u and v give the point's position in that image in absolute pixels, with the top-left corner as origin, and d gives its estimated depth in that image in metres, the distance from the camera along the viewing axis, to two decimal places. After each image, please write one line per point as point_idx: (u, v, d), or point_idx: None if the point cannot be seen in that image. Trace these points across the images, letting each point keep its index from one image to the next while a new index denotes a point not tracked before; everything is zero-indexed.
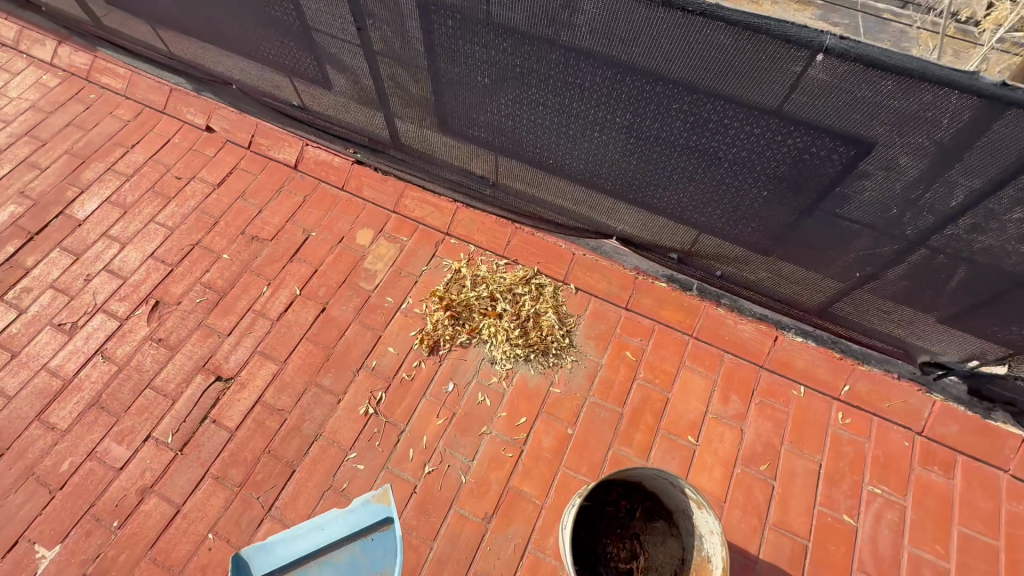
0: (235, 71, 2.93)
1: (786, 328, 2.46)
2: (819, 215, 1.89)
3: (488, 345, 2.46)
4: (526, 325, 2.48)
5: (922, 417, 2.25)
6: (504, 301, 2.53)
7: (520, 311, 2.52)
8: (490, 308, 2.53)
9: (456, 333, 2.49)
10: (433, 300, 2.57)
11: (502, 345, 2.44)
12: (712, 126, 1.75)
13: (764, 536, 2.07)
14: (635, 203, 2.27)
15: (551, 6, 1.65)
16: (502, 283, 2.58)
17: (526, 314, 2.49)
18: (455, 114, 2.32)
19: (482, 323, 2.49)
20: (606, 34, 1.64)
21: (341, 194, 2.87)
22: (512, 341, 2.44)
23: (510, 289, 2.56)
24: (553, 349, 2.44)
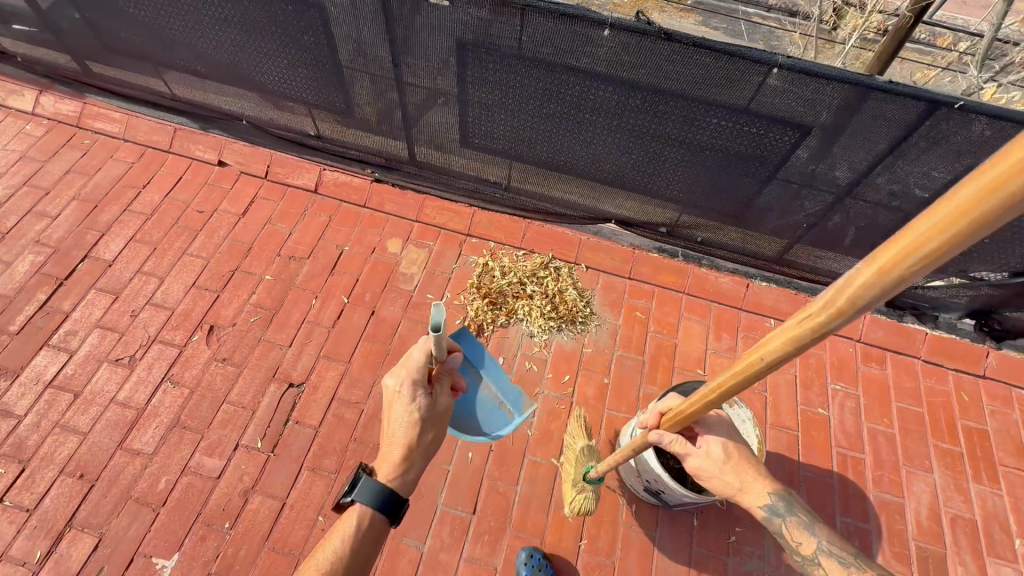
0: (249, 108, 3.16)
1: (753, 276, 3.10)
2: (775, 184, 2.50)
3: (526, 322, 2.90)
4: (555, 301, 2.94)
5: (859, 328, 2.98)
6: (531, 285, 2.98)
7: (546, 291, 2.98)
8: (521, 292, 2.97)
9: (496, 316, 2.89)
10: (470, 291, 2.96)
11: (538, 320, 2.89)
12: (698, 125, 2.32)
13: (767, 434, 2.68)
14: (633, 191, 2.80)
15: (575, 43, 2.13)
16: (526, 271, 3.03)
17: (552, 293, 2.96)
18: (478, 131, 2.73)
19: (517, 304, 2.93)
20: (617, 62, 2.14)
21: (364, 211, 3.18)
22: (545, 316, 2.89)
23: (534, 274, 3.02)
24: (579, 318, 2.92)
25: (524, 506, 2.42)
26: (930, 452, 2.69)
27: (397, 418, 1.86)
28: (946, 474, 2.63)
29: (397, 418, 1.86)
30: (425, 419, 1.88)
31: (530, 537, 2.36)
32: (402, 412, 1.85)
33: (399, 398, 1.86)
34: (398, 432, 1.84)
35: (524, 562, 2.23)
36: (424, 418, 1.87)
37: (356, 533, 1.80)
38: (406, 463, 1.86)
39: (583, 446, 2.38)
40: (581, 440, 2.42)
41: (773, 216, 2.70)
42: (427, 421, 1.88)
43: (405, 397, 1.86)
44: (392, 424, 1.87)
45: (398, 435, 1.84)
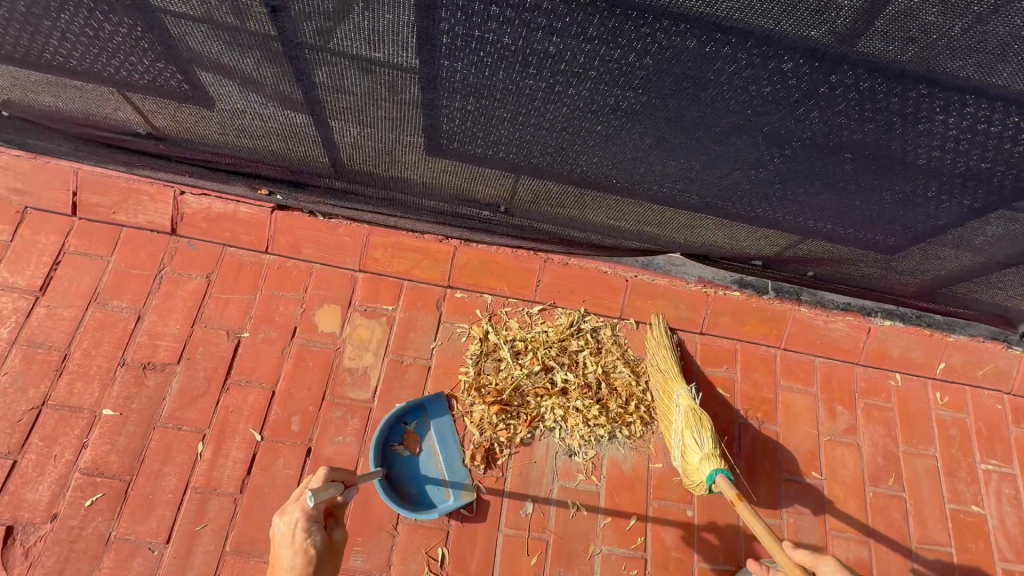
0: None
1: (872, 312, 2.12)
2: (999, 213, 1.42)
3: (558, 432, 1.83)
4: (601, 392, 1.87)
5: (1010, 376, 2.14)
6: (559, 368, 1.88)
7: (585, 374, 1.89)
8: (547, 382, 1.86)
9: (512, 431, 1.81)
10: (466, 391, 1.84)
11: (577, 428, 1.83)
12: (918, 127, 1.17)
13: (914, 558, 1.89)
14: (732, 220, 1.66)
15: None
16: (549, 344, 1.91)
17: (594, 377, 1.89)
18: (460, 133, 1.43)
19: (543, 407, 1.84)
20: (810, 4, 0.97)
21: (267, 261, 1.91)
22: (591, 420, 1.84)
23: (563, 349, 1.92)
24: (641, 416, 1.88)
25: None
26: None
27: (287, 559, 1.10)
28: None
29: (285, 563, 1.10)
30: (328, 554, 1.15)
31: None
32: (296, 549, 1.11)
33: (291, 530, 1.12)
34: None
35: None
36: (327, 551, 1.15)
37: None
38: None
39: (680, 399, 1.76)
40: (679, 391, 1.79)
41: (950, 253, 1.66)
42: (331, 556, 1.16)
43: (298, 530, 1.13)
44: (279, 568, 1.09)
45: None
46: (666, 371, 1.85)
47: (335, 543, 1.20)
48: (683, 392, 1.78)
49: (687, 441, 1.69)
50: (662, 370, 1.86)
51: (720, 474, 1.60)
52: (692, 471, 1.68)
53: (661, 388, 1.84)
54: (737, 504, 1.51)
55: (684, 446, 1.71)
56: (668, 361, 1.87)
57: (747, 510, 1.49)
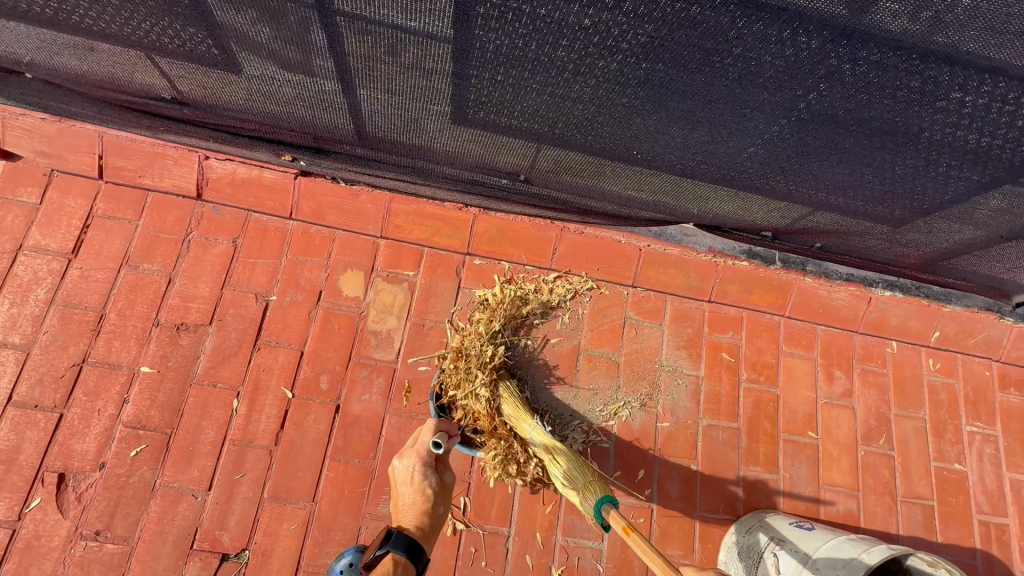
0: (10, 48, 1.57)
1: (873, 283, 2.21)
2: (1003, 188, 1.48)
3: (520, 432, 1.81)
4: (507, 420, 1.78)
5: (1001, 345, 2.25)
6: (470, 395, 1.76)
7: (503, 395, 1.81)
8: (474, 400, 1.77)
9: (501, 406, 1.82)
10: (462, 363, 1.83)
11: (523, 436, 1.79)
12: (935, 104, 1.21)
13: (899, 511, 2.03)
14: (745, 192, 1.71)
15: None
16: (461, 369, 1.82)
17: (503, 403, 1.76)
18: (488, 102, 1.46)
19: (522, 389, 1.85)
20: None
21: (290, 226, 1.96)
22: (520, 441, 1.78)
23: (469, 380, 1.78)
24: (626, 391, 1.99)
25: None
26: None
27: (410, 494, 1.47)
28: None
29: (408, 494, 1.48)
30: (441, 493, 1.49)
31: None
32: (416, 487, 1.46)
33: (411, 473, 1.48)
34: (413, 507, 1.45)
35: None
36: (441, 490, 1.49)
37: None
38: (428, 543, 1.41)
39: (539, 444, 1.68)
40: (531, 431, 1.70)
41: (953, 227, 1.74)
42: (444, 495, 1.49)
43: (416, 473, 1.48)
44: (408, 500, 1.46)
45: (412, 512, 1.44)
46: (512, 412, 1.74)
47: (447, 485, 1.53)
48: (535, 428, 1.70)
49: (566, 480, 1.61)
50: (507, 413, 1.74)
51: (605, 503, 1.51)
52: (584, 507, 1.59)
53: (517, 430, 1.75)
54: (627, 540, 1.32)
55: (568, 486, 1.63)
56: (513, 398, 1.76)
57: (638, 543, 1.30)
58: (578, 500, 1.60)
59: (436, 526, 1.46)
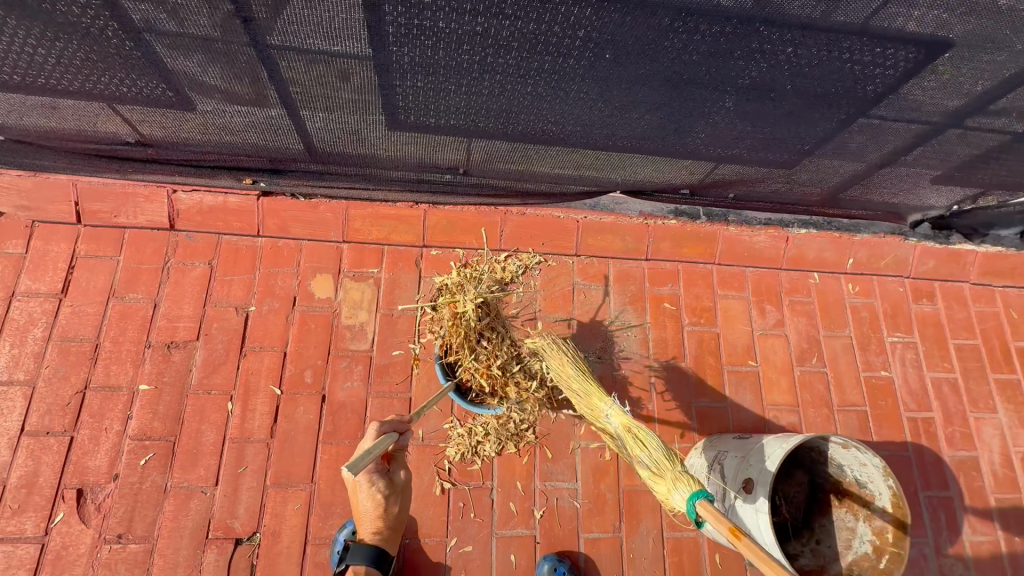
0: None
1: (789, 224, 2.47)
2: (860, 122, 1.74)
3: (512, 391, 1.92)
4: (512, 373, 1.91)
5: (909, 262, 2.54)
6: (472, 358, 1.85)
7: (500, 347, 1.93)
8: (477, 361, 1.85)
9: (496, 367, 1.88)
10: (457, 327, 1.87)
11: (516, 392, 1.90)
12: (775, 59, 1.47)
13: (837, 419, 2.29)
14: (654, 156, 1.96)
15: None
16: (456, 330, 1.87)
17: (505, 360, 1.86)
18: (414, 107, 1.69)
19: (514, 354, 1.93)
20: None
21: (259, 243, 2.16)
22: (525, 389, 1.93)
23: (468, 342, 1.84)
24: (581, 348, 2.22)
25: None
26: (991, 389, 2.45)
27: (363, 500, 1.55)
28: (1010, 411, 2.42)
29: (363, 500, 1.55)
30: (393, 493, 1.57)
31: None
32: (367, 496, 1.53)
33: (359, 483, 1.53)
34: (369, 513, 1.55)
35: None
36: (392, 491, 1.57)
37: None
38: (388, 541, 1.56)
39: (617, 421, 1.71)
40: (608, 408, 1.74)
41: (835, 162, 2.00)
42: (396, 494, 1.58)
43: (365, 482, 1.52)
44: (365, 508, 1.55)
45: (368, 518, 1.55)
46: (587, 390, 1.79)
47: (399, 481, 1.59)
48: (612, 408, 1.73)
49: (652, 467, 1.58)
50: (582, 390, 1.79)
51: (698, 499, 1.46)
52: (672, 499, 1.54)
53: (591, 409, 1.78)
54: (737, 545, 1.26)
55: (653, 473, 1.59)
56: (584, 375, 1.80)
57: (750, 550, 1.24)
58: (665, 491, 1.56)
59: (394, 521, 1.58)
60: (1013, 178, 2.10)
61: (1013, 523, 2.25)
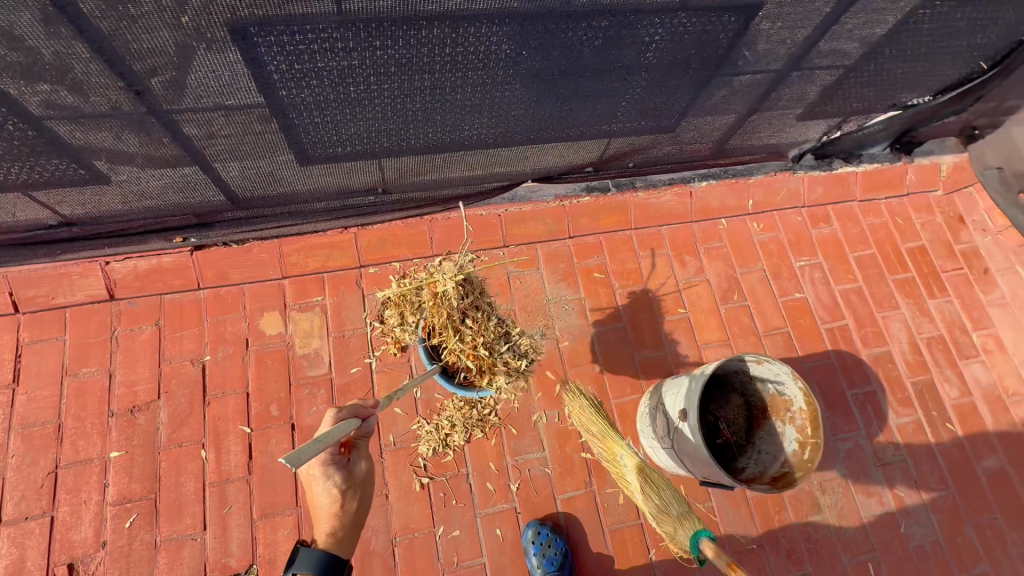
0: None
1: (691, 180, 2.73)
2: (715, 80, 1.98)
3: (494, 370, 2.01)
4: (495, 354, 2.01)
5: (800, 194, 2.83)
6: (456, 340, 1.94)
7: (483, 329, 2.02)
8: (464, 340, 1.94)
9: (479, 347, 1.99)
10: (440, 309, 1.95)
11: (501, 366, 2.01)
12: (622, 41, 1.67)
13: (764, 344, 2.55)
14: (549, 142, 2.15)
15: None
16: (438, 312, 1.96)
17: (489, 342, 1.95)
18: (318, 140, 1.82)
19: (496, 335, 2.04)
20: None
21: (202, 295, 2.25)
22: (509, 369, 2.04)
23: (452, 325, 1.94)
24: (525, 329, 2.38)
25: (575, 547, 2.12)
26: (891, 289, 2.76)
27: (321, 497, 1.66)
28: (910, 305, 2.74)
29: (321, 497, 1.66)
30: (349, 487, 1.69)
31: None
32: (323, 490, 1.63)
33: (315, 480, 1.64)
34: (326, 507, 1.66)
35: (533, 542, 2.04)
36: (349, 485, 1.69)
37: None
38: (342, 538, 1.68)
39: (627, 461, 1.99)
40: (621, 450, 2.02)
41: (708, 118, 2.24)
42: (352, 489, 1.70)
43: (321, 477, 1.63)
44: (322, 506, 1.67)
45: (324, 516, 1.67)
46: (603, 433, 2.07)
47: (355, 473, 1.71)
48: (625, 451, 2.01)
49: (660, 507, 1.88)
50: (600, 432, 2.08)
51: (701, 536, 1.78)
52: (677, 535, 1.85)
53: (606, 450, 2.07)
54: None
55: (660, 511, 1.90)
56: (601, 421, 2.09)
57: None
58: (671, 527, 1.86)
59: (349, 517, 1.70)
60: (862, 104, 2.39)
61: (928, 401, 2.56)
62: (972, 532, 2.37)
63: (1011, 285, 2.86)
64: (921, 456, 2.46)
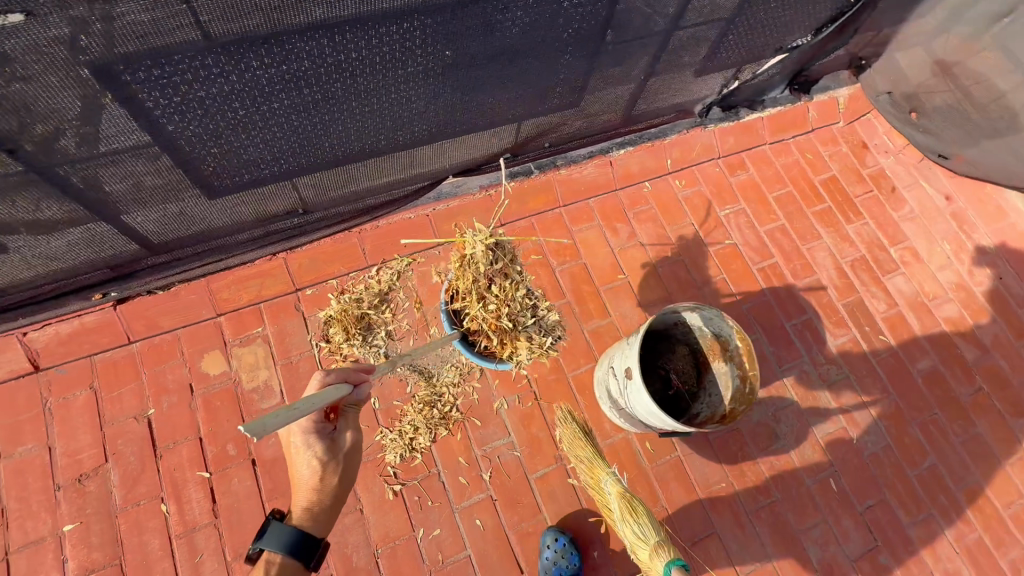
0: None
1: (609, 149, 2.81)
2: (605, 51, 2.04)
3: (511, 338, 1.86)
4: (520, 326, 1.86)
5: (714, 146, 2.96)
6: (480, 307, 1.81)
7: (512, 301, 1.84)
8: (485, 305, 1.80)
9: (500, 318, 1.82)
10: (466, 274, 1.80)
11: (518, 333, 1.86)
12: (503, 26, 1.69)
13: (703, 294, 2.66)
14: (460, 135, 2.17)
15: None
16: (466, 277, 1.81)
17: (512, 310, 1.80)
18: (221, 171, 1.79)
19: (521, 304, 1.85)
20: None
21: (134, 348, 2.17)
22: (535, 341, 1.89)
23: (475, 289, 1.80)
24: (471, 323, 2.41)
25: (555, 522, 2.17)
26: (812, 221, 2.92)
27: (303, 467, 1.65)
28: (831, 233, 2.90)
29: (304, 467, 1.66)
30: (330, 462, 1.67)
31: (586, 545, 2.15)
32: (305, 460, 1.64)
33: (298, 450, 1.64)
34: (306, 477, 1.65)
35: (548, 546, 2.06)
36: (332, 457, 1.66)
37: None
38: (318, 515, 1.65)
39: (610, 487, 1.96)
40: (606, 477, 2.00)
41: (609, 88, 2.30)
42: (333, 465, 1.67)
43: (304, 444, 1.63)
44: (303, 478, 1.66)
45: (303, 488, 1.66)
46: (591, 461, 2.05)
47: (339, 444, 1.69)
48: (610, 479, 1.98)
49: (639, 534, 1.84)
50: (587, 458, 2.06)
51: (676, 565, 1.75)
52: (652, 563, 1.81)
53: (593, 478, 2.04)
54: None
55: (638, 540, 1.86)
56: (588, 449, 2.07)
57: None
58: (647, 555, 1.83)
59: (328, 493, 1.68)
60: (751, 52, 2.51)
61: (861, 318, 2.73)
62: (917, 430, 2.55)
63: (917, 199, 3.07)
64: (861, 370, 2.62)
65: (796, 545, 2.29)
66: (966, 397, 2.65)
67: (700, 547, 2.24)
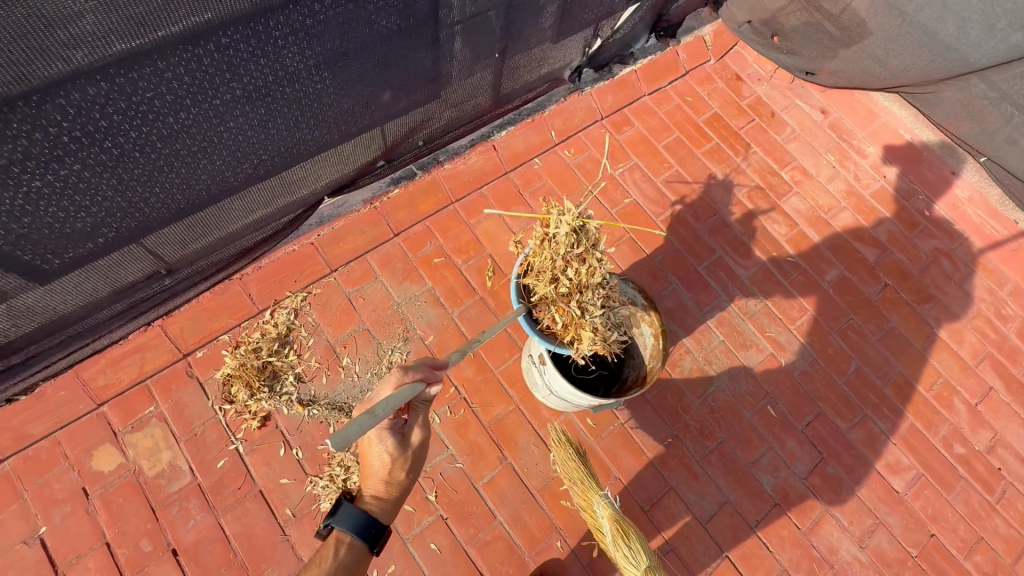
0: None
1: (490, 134, 2.74)
2: (444, 35, 1.92)
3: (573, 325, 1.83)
4: (587, 314, 1.82)
5: (594, 109, 2.92)
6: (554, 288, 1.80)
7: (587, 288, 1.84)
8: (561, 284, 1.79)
9: (571, 304, 1.82)
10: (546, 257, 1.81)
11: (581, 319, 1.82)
12: (315, 31, 1.55)
13: (613, 257, 2.64)
14: (318, 154, 2.02)
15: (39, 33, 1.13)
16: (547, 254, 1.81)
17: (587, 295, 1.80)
18: (42, 253, 1.58)
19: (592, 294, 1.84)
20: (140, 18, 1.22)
21: (7, 466, 1.94)
22: (599, 333, 1.84)
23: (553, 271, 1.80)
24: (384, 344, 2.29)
25: (511, 523, 2.11)
26: (703, 162, 2.95)
27: (375, 457, 1.55)
28: (723, 169, 2.95)
29: (376, 457, 1.55)
30: (399, 459, 1.56)
31: (547, 538, 2.10)
32: (378, 453, 1.53)
33: (373, 441, 1.53)
34: (377, 468, 1.55)
35: None
36: (403, 451, 1.56)
37: (336, 570, 1.46)
38: (386, 508, 1.57)
39: (602, 511, 1.90)
40: (598, 500, 1.93)
41: (465, 73, 2.20)
42: (403, 461, 1.56)
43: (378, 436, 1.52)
44: (374, 469, 1.56)
45: (373, 479, 1.57)
46: (584, 484, 1.96)
47: (410, 439, 1.57)
48: (602, 504, 1.91)
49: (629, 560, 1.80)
50: (580, 479, 1.97)
51: None
52: None
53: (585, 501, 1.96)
54: None
55: (629, 565, 1.83)
56: (581, 472, 1.97)
57: None
58: None
59: (397, 485, 1.58)
60: (601, 9, 2.46)
61: (767, 245, 2.79)
62: (838, 339, 2.65)
63: (796, 118, 3.16)
64: (777, 295, 2.68)
65: (750, 478, 2.33)
66: (875, 296, 2.77)
67: (660, 506, 2.24)
